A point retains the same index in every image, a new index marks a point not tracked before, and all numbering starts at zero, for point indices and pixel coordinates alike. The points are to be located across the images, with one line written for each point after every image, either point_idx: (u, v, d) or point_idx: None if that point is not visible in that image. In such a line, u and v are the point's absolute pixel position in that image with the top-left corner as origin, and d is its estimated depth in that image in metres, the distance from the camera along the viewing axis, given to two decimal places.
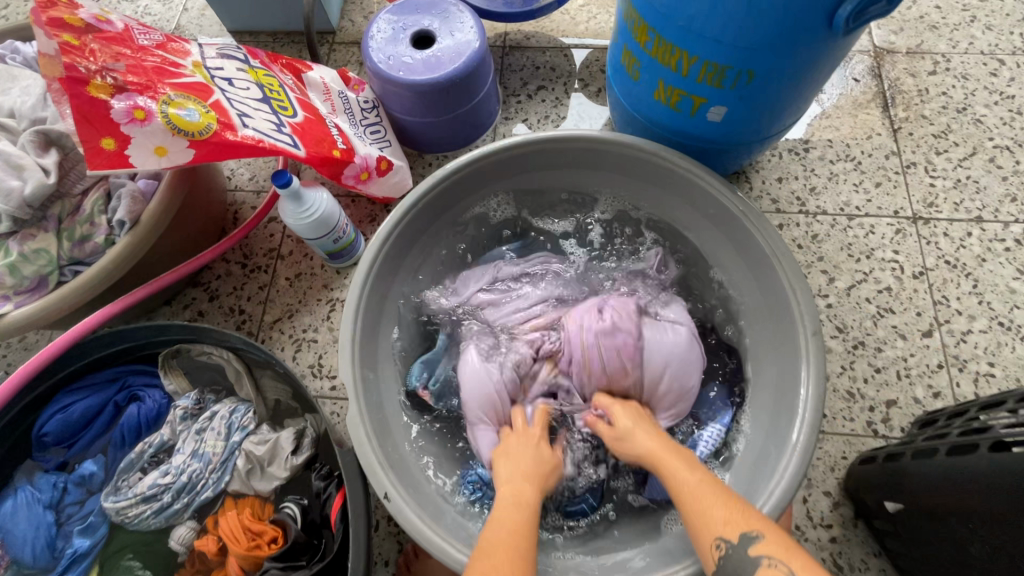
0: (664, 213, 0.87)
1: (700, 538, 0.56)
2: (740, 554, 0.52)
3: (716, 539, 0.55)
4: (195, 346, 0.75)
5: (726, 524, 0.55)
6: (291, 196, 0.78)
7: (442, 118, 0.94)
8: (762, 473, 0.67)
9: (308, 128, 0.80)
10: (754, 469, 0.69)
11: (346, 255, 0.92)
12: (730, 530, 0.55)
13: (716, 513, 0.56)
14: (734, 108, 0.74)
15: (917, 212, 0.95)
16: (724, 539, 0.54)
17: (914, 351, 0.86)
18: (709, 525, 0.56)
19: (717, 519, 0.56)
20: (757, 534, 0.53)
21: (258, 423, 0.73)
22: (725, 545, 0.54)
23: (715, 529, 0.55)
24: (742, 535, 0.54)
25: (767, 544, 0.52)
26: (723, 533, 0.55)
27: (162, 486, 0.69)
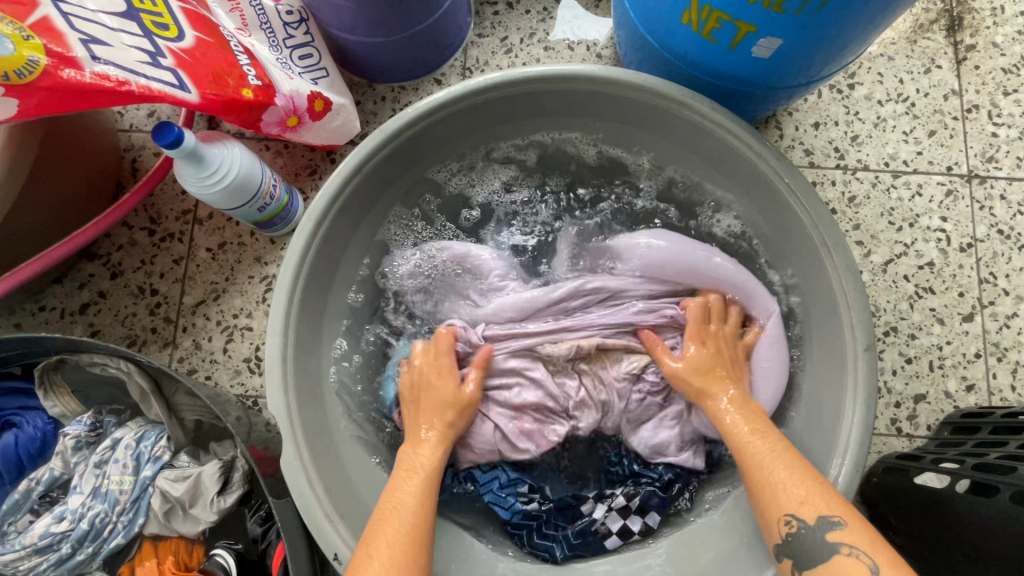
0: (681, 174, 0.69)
1: (766, 509, 0.50)
2: (814, 537, 0.46)
3: (786, 515, 0.48)
4: (81, 356, 0.57)
5: (802, 503, 0.48)
6: (185, 156, 0.57)
7: (394, 38, 0.71)
8: None
9: (202, 56, 0.57)
10: None
11: (279, 223, 0.72)
12: (806, 510, 0.47)
13: (788, 487, 0.49)
14: (790, 42, 0.55)
15: (973, 169, 0.79)
16: (797, 517, 0.47)
17: (951, 338, 0.75)
18: (775, 501, 0.49)
19: (777, 485, 0.50)
20: (838, 518, 0.46)
21: (175, 452, 0.59)
22: (796, 524, 0.47)
23: (784, 504, 0.48)
24: (819, 518, 0.47)
25: (851, 532, 0.45)
26: (794, 510, 0.48)
27: (58, 535, 0.56)
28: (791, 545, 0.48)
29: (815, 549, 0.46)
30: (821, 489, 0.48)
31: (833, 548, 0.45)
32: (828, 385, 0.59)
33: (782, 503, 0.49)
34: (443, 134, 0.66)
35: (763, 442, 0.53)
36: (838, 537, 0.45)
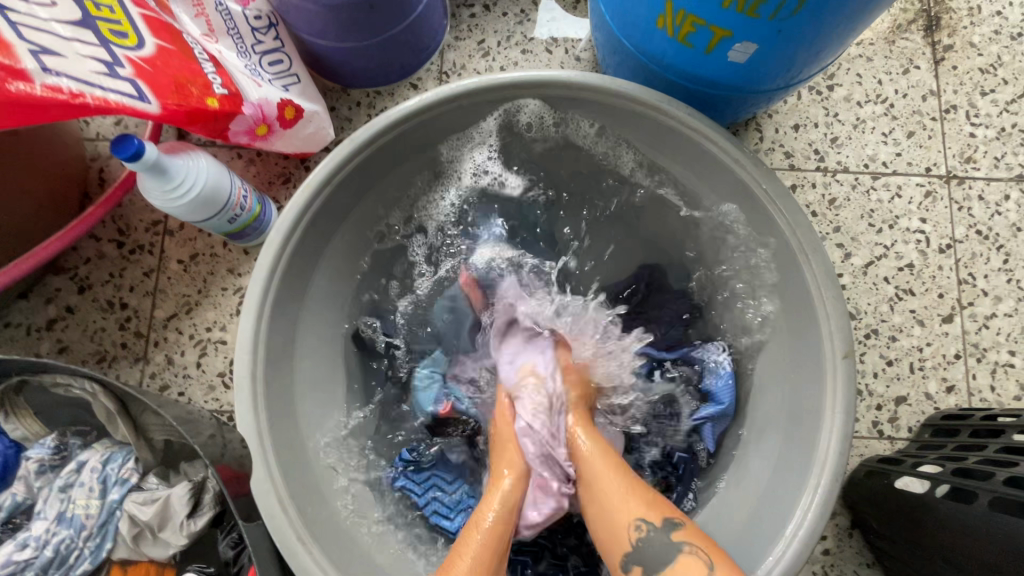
0: (661, 178, 0.68)
1: (613, 516, 0.50)
2: (660, 540, 0.47)
3: (635, 520, 0.49)
4: (43, 377, 0.55)
5: (648, 506, 0.49)
6: (148, 169, 0.56)
7: (366, 43, 0.69)
8: (767, 521, 0.57)
9: (162, 65, 0.55)
10: (752, 511, 0.60)
11: (252, 234, 0.70)
12: (651, 513, 0.49)
13: (625, 496, 0.50)
14: (766, 48, 0.54)
15: (952, 170, 0.79)
16: (645, 521, 0.49)
17: (931, 340, 0.75)
18: (620, 511, 0.50)
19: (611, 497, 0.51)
20: (676, 520, 0.48)
21: (144, 473, 0.57)
22: (643, 530, 0.48)
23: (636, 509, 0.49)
24: (663, 519, 0.49)
25: (689, 531, 0.48)
26: (642, 512, 0.49)
27: (20, 564, 0.53)
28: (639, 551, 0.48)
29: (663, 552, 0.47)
30: (658, 501, 0.50)
31: (677, 547, 0.47)
32: (808, 392, 0.58)
33: (630, 509, 0.50)
34: (417, 142, 0.65)
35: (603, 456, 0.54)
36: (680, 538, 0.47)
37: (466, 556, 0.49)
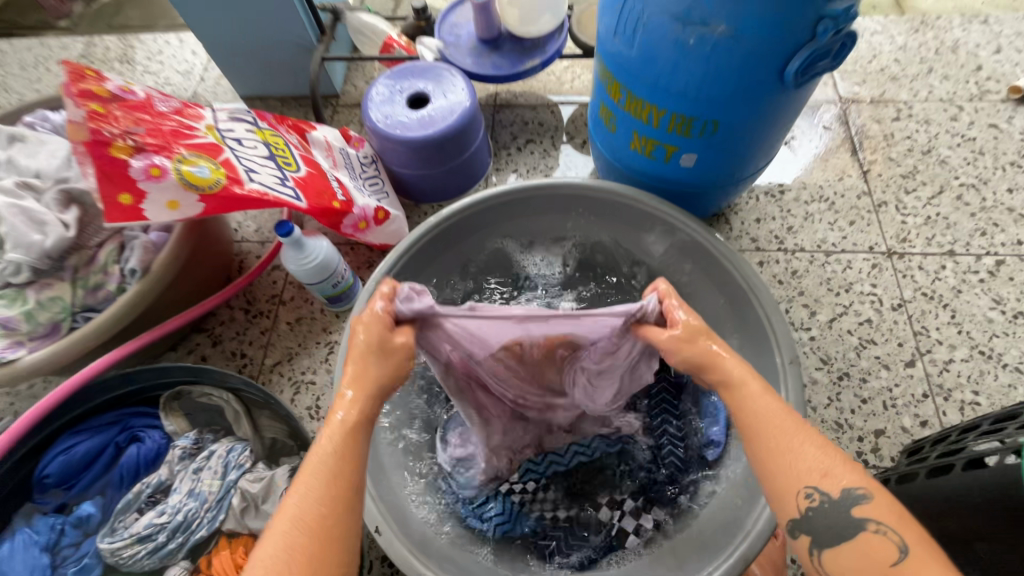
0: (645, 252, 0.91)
1: (781, 480, 0.47)
2: (838, 511, 0.44)
3: (805, 490, 0.46)
4: (196, 387, 0.77)
5: (827, 476, 0.45)
6: (292, 244, 0.83)
7: (436, 170, 1.01)
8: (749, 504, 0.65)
9: (310, 181, 0.86)
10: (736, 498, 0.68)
11: (344, 299, 0.96)
12: (830, 483, 0.45)
13: (807, 455, 0.46)
14: (704, 155, 0.80)
15: (891, 247, 0.99)
16: (819, 489, 0.45)
17: (899, 382, 0.87)
18: (791, 474, 0.46)
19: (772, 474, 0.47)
20: (863, 492, 0.45)
21: (254, 462, 0.75)
22: (817, 496, 0.45)
23: (806, 475, 0.46)
24: (846, 490, 0.45)
25: (876, 507, 0.44)
26: (817, 481, 0.45)
27: (157, 526, 0.70)
28: (808, 519, 0.45)
29: (840, 520, 0.44)
30: (849, 461, 0.46)
31: (858, 522, 0.44)
32: (767, 391, 0.72)
33: (800, 476, 0.46)
34: (468, 229, 0.90)
35: (789, 418, 0.48)
36: (863, 512, 0.44)
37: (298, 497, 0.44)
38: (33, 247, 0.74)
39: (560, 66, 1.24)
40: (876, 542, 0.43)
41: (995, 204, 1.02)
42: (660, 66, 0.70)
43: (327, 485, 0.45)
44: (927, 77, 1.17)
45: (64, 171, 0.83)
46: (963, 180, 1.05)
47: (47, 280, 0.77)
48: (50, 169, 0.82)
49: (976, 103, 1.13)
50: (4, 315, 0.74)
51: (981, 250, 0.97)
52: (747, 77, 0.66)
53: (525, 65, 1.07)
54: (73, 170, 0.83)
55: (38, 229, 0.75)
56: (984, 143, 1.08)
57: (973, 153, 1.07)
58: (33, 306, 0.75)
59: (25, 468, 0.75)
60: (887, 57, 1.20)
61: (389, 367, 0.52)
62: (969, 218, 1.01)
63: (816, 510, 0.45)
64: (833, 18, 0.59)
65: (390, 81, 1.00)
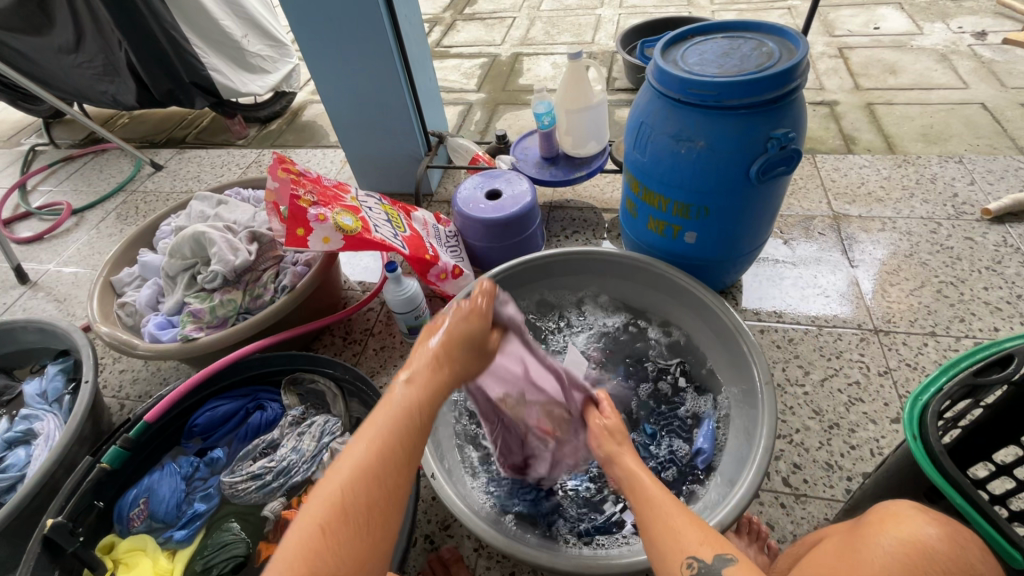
0: (660, 309, 1.16)
1: (666, 557, 0.58)
2: (709, 573, 0.54)
3: (687, 560, 0.57)
4: (310, 373, 1.04)
5: (700, 544, 0.57)
6: (392, 279, 1.14)
7: (501, 244, 1.33)
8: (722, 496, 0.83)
9: (412, 239, 1.20)
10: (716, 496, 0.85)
11: (421, 331, 1.23)
12: (703, 550, 0.56)
13: (688, 536, 0.58)
14: (700, 233, 1.07)
15: (878, 326, 1.16)
16: (696, 558, 0.56)
17: (885, 433, 0.99)
18: (678, 545, 0.58)
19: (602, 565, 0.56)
20: (730, 557, 0.55)
21: (343, 431, 0.98)
22: (695, 564, 0.56)
23: (684, 549, 0.57)
24: (714, 556, 0.55)
25: (742, 565, 0.53)
26: (694, 551, 0.57)
27: (267, 467, 0.92)
28: None
29: None
30: (717, 540, 0.57)
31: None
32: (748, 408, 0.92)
33: (685, 547, 0.58)
34: (518, 284, 1.18)
35: (688, 516, 0.61)
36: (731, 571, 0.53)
37: (342, 474, 0.53)
38: (227, 263, 1.10)
39: (604, 181, 1.61)
40: None
41: (973, 298, 1.19)
42: (662, 168, 1.01)
43: (404, 457, 0.56)
44: (908, 201, 1.42)
45: (252, 221, 1.22)
46: (943, 278, 1.24)
47: (228, 288, 1.12)
48: (244, 220, 1.22)
49: (953, 221, 1.36)
50: (199, 307, 1.08)
51: (959, 333, 1.13)
52: (723, 175, 0.96)
53: (575, 173, 1.42)
54: (258, 221, 1.22)
55: (233, 253, 1.12)
56: (961, 251, 1.29)
57: (951, 258, 1.27)
58: (216, 303, 1.09)
59: (179, 420, 1.01)
60: (872, 185, 1.48)
61: (471, 321, 0.68)
62: (949, 307, 1.18)
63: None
64: (777, 138, 0.90)
65: (475, 181, 1.39)
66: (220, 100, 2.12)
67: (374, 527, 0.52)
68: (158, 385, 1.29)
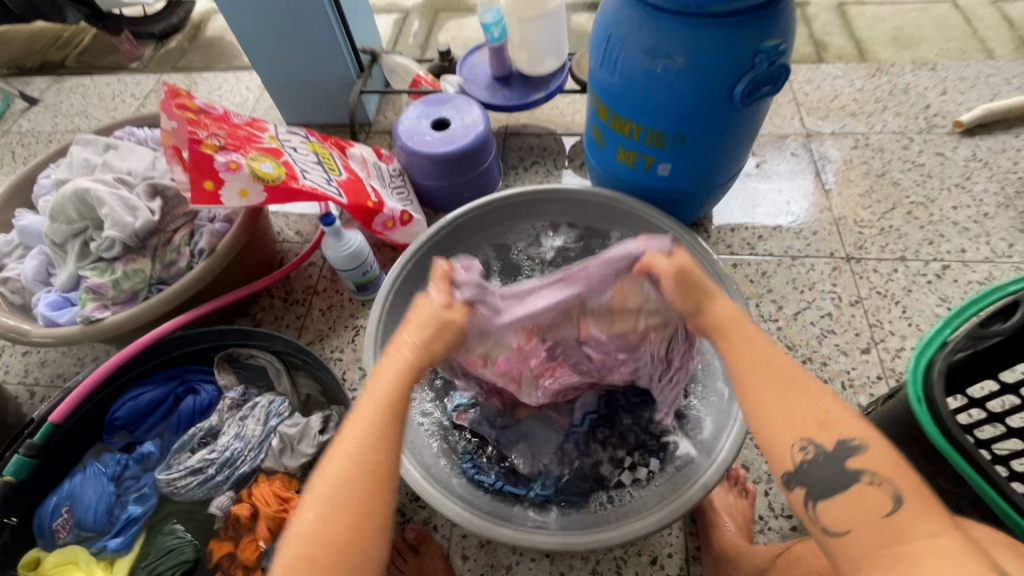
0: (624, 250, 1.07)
1: (775, 431, 0.51)
2: (830, 457, 0.48)
3: (799, 442, 0.50)
4: (246, 349, 0.92)
5: (824, 428, 0.49)
6: (332, 233, 0.99)
7: (453, 182, 1.18)
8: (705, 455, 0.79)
9: (349, 184, 1.03)
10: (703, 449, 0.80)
11: (371, 288, 1.11)
12: (824, 434, 0.49)
13: (792, 408, 0.50)
14: (676, 166, 0.96)
15: (850, 253, 1.13)
16: (814, 441, 0.49)
17: (856, 365, 0.99)
18: (785, 430, 0.50)
19: (801, 421, 0.50)
20: (859, 444, 0.48)
21: (291, 411, 0.88)
22: (812, 446, 0.49)
23: (802, 430, 0.50)
24: (839, 442, 0.49)
25: (871, 455, 0.48)
26: (811, 435, 0.49)
27: (209, 460, 0.83)
28: (806, 467, 0.49)
29: (834, 478, 0.48)
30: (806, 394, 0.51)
31: (854, 475, 0.48)
32: None
33: (797, 430, 0.50)
34: (475, 232, 1.06)
35: (768, 370, 0.52)
36: (860, 461, 0.47)
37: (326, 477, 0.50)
38: (126, 227, 0.91)
39: (563, 101, 1.44)
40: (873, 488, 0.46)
41: (942, 218, 1.16)
42: (636, 92, 0.87)
43: (368, 491, 0.50)
44: (881, 114, 1.35)
45: (151, 171, 1.01)
46: (914, 198, 1.20)
47: (131, 256, 0.94)
48: (140, 169, 1.01)
49: (924, 136, 1.30)
50: (98, 282, 0.91)
51: (928, 256, 1.11)
52: (704, 100, 0.84)
53: (532, 97, 1.26)
54: (158, 171, 1.02)
55: (130, 213, 0.93)
56: (932, 168, 1.24)
57: (922, 176, 1.23)
58: (120, 276, 0.91)
59: (97, 413, 0.88)
60: (845, 98, 1.39)
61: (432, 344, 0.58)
62: (919, 230, 1.15)
63: (810, 461, 0.49)
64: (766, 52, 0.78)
65: (418, 108, 1.20)
66: (97, 11, 1.74)
67: (365, 502, 0.49)
68: (71, 367, 1.12)
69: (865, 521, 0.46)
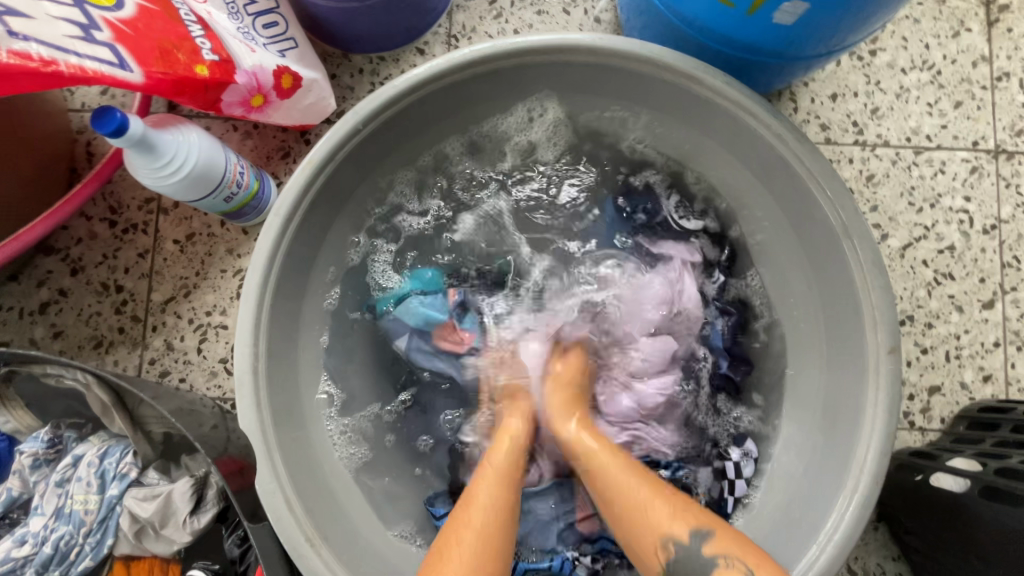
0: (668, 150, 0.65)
1: (637, 533, 0.46)
2: (690, 556, 0.43)
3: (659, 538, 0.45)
4: (34, 367, 0.51)
5: (674, 518, 0.45)
6: (134, 145, 0.51)
7: (370, 3, 0.62)
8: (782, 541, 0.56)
9: (144, 27, 0.50)
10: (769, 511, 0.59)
11: (251, 213, 0.65)
12: (677, 526, 0.45)
13: (645, 499, 0.47)
14: (816, 7, 0.49)
15: (1001, 144, 0.74)
16: (672, 537, 0.44)
17: (970, 327, 0.71)
18: (646, 520, 0.46)
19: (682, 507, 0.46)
20: (705, 530, 0.44)
21: (144, 467, 0.54)
22: (672, 546, 0.44)
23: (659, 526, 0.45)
24: (690, 533, 0.44)
25: (720, 542, 0.43)
26: (668, 529, 0.45)
27: (20, 560, 0.52)
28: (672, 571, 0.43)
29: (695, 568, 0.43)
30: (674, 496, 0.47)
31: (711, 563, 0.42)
32: (847, 374, 0.56)
33: (653, 524, 0.45)
34: (408, 124, 0.60)
35: (620, 464, 0.50)
36: (712, 550, 0.43)
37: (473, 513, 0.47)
38: None
39: None
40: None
41: None
42: None
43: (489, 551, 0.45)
44: None
45: None
46: None
47: None
48: None
49: None
50: None
51: None
52: None
53: None
54: None
55: None
56: None
57: None
58: None
59: None
60: None
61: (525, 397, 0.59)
62: None
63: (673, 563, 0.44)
64: None
65: None
66: None
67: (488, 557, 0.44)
68: None
69: None
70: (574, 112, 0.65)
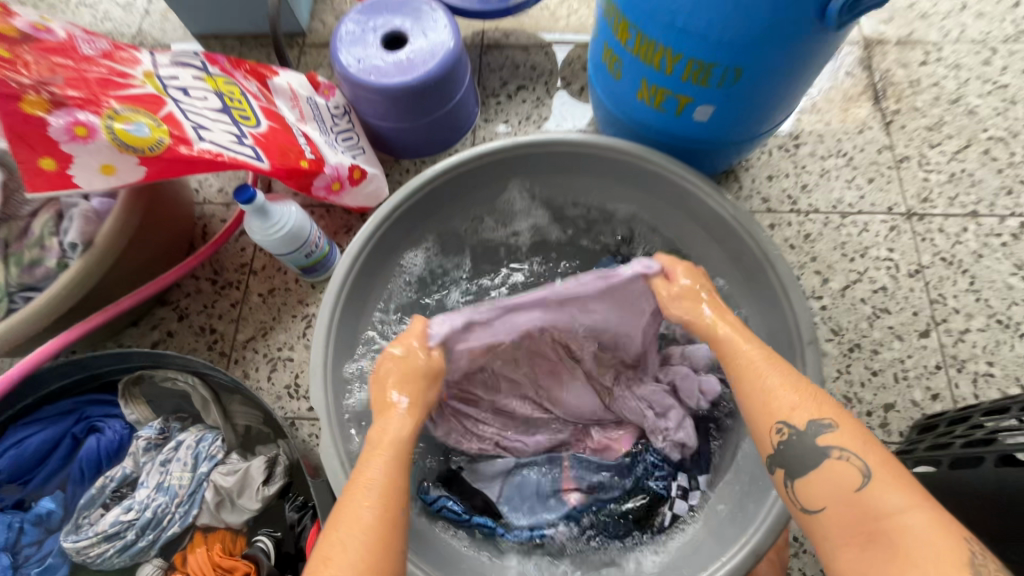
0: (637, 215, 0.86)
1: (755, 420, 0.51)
2: (804, 442, 0.48)
3: (777, 424, 0.50)
4: (158, 371, 0.69)
5: (795, 409, 0.49)
6: (255, 210, 0.74)
7: (418, 123, 0.89)
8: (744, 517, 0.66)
9: (272, 138, 0.76)
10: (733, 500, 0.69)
11: (321, 268, 0.87)
12: (796, 416, 0.49)
13: (782, 394, 0.50)
14: (721, 109, 0.71)
15: (912, 208, 0.92)
16: (787, 424, 0.49)
17: (912, 352, 0.83)
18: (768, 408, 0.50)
19: (806, 407, 0.49)
20: (828, 422, 0.48)
21: (227, 452, 0.69)
22: (788, 429, 0.49)
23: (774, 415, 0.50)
24: (809, 423, 0.48)
25: (842, 436, 0.47)
26: (786, 416, 0.49)
27: (125, 523, 0.65)
28: (782, 452, 0.49)
29: (808, 452, 0.47)
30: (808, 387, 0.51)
31: (825, 451, 0.47)
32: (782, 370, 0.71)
33: (773, 413, 0.50)
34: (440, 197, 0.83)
35: (783, 377, 0.51)
36: (828, 440, 0.47)
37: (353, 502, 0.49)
38: None
39: None
40: (842, 465, 0.45)
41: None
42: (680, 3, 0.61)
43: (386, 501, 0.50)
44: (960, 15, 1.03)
45: None
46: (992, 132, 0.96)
47: None
48: None
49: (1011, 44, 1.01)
50: None
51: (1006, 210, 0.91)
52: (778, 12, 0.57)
53: None
54: None
55: None
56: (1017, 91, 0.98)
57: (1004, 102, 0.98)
58: None
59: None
60: None
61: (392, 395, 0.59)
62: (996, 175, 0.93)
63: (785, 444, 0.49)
64: None
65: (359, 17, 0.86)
66: None
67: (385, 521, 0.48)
68: None
69: (838, 503, 0.45)
70: (562, 190, 0.87)
